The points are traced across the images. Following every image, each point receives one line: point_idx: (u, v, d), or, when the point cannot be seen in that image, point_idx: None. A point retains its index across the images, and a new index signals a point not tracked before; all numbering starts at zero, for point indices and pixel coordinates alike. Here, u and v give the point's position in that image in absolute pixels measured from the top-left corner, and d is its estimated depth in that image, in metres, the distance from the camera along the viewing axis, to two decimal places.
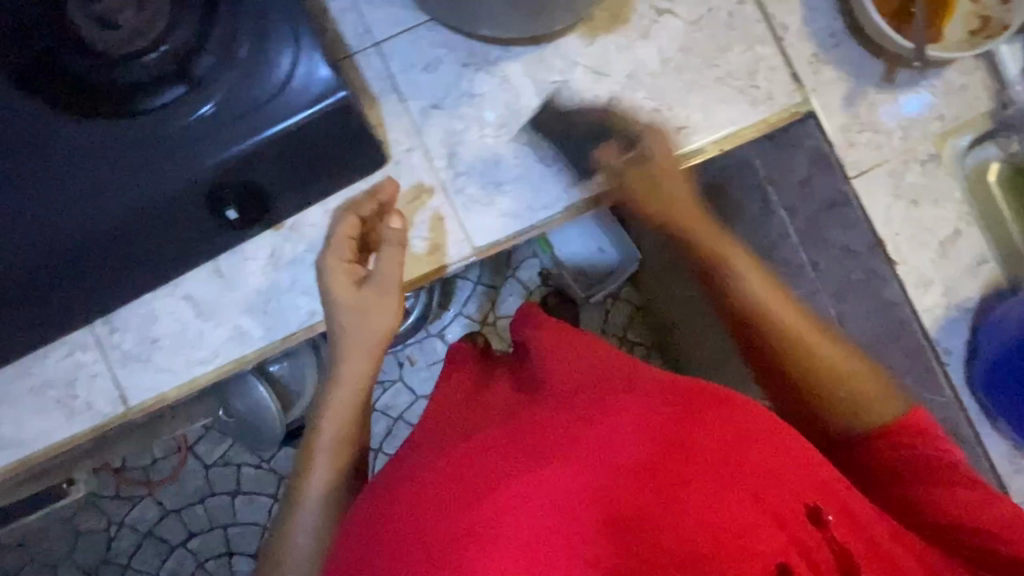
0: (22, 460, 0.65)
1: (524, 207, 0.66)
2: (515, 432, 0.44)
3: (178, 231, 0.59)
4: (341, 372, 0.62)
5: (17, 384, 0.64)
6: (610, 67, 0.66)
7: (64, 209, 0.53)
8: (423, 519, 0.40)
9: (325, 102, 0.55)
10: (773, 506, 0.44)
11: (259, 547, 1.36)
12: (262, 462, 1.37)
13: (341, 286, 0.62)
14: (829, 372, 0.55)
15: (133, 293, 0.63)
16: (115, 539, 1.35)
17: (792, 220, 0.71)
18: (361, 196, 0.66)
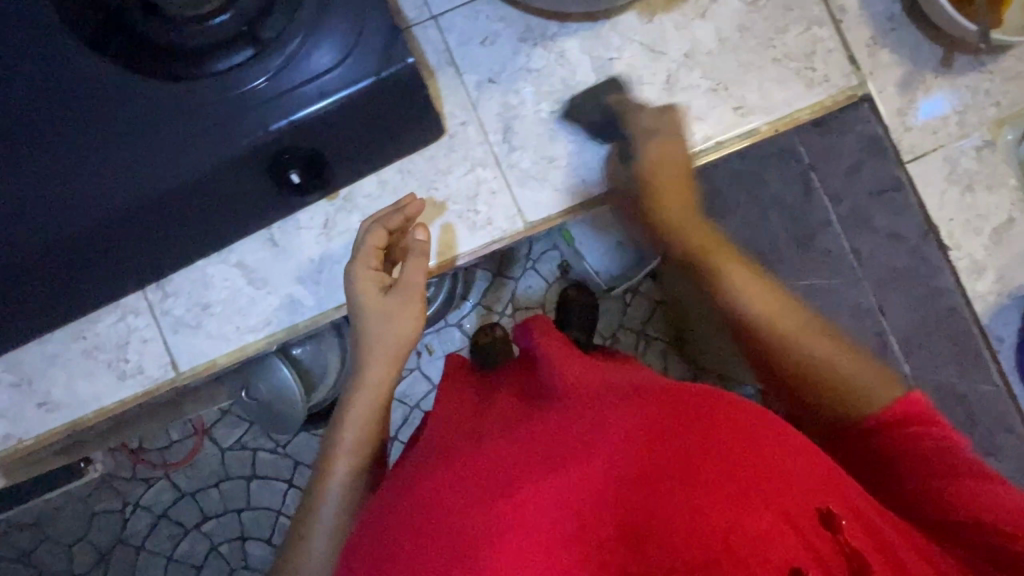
0: (71, 424, 0.65)
1: (576, 183, 0.67)
2: (507, 448, 0.46)
3: (239, 194, 0.60)
4: (365, 376, 0.63)
5: (70, 347, 0.65)
6: (667, 46, 0.67)
7: (130, 170, 0.54)
8: (433, 522, 0.43)
9: (393, 66, 0.55)
10: (786, 507, 0.42)
11: (274, 532, 1.36)
12: (278, 446, 1.37)
13: (368, 296, 0.62)
14: (844, 367, 0.53)
15: (189, 257, 0.64)
16: (130, 520, 1.36)
17: (836, 206, 0.70)
18: (388, 210, 0.64)
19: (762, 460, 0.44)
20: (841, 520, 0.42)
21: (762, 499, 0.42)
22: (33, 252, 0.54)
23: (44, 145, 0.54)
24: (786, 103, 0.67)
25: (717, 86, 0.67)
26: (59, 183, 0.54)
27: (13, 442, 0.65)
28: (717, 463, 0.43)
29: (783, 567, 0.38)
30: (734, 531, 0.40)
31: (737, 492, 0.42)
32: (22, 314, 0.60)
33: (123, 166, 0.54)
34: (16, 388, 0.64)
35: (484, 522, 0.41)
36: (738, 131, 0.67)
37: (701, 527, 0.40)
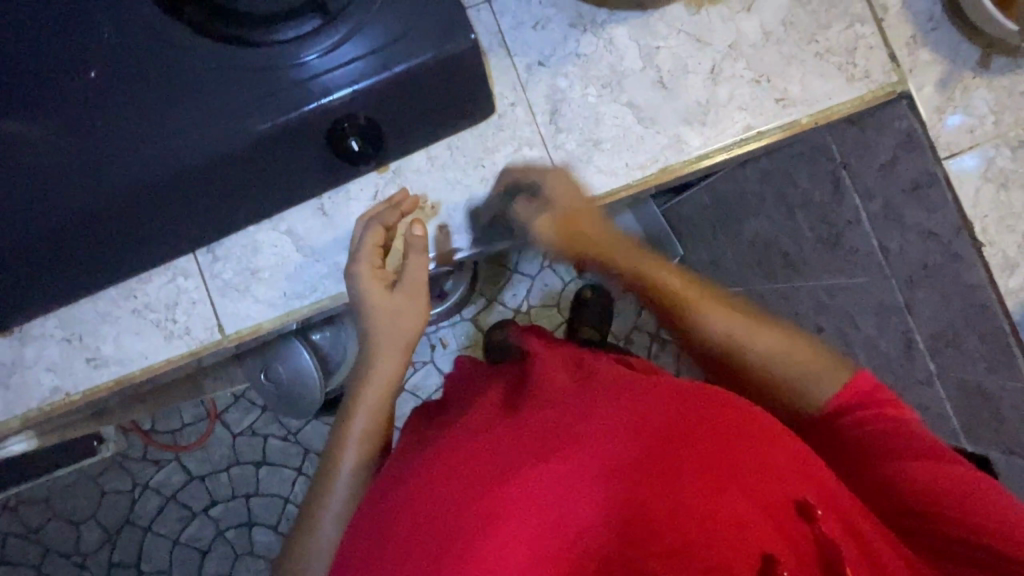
0: (115, 381, 0.67)
1: (619, 167, 0.68)
2: (507, 432, 0.46)
3: (296, 159, 0.61)
4: (374, 367, 0.63)
5: (121, 305, 0.67)
6: (713, 37, 0.69)
7: (189, 129, 0.55)
8: (432, 515, 0.43)
9: (452, 40, 0.56)
10: (764, 500, 0.46)
11: (281, 519, 1.36)
12: (289, 434, 1.37)
13: (373, 293, 0.63)
14: (798, 359, 0.60)
15: (241, 222, 0.66)
16: (139, 500, 1.36)
17: (867, 203, 0.76)
18: (382, 207, 0.65)
19: (743, 453, 0.47)
20: (816, 513, 0.46)
21: (742, 489, 0.45)
22: (91, 204, 0.55)
23: (110, 100, 0.55)
24: (827, 96, 0.68)
25: (760, 77, 0.68)
26: (126, 138, 0.55)
27: (60, 396, 0.66)
28: (706, 455, 0.46)
29: (760, 555, 0.42)
30: (719, 521, 0.43)
31: (722, 483, 0.45)
32: (78, 267, 0.61)
33: (186, 125, 0.55)
34: (67, 343, 0.66)
35: (488, 509, 0.42)
36: (780, 122, 0.68)
37: (691, 515, 0.43)
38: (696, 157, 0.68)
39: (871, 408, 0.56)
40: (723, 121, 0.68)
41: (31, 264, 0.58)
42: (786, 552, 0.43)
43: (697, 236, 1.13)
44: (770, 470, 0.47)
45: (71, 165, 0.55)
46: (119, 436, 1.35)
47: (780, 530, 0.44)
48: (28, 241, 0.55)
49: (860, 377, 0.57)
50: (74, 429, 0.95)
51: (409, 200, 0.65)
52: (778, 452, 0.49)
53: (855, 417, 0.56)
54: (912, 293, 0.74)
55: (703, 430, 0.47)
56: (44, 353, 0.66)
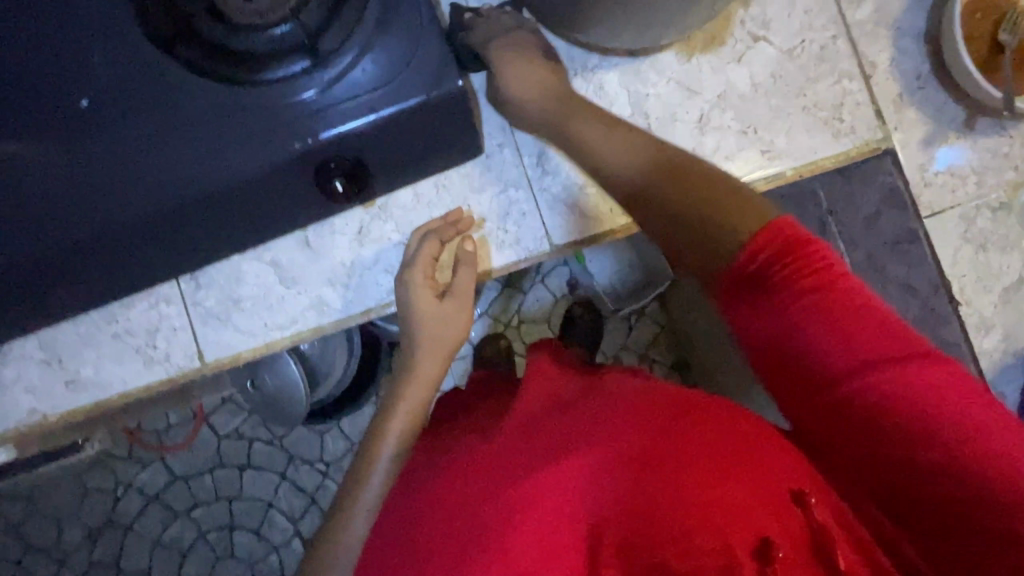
0: (95, 403, 0.67)
1: (605, 211, 0.68)
2: (501, 450, 0.48)
3: (281, 196, 0.61)
4: (418, 370, 0.65)
5: (102, 329, 0.67)
6: (702, 86, 0.69)
7: (173, 165, 0.55)
8: (444, 527, 0.45)
9: (441, 88, 0.56)
10: (776, 489, 0.41)
11: (264, 523, 1.36)
12: (274, 439, 1.37)
13: (427, 300, 0.65)
14: (712, 206, 0.47)
15: (225, 252, 0.66)
16: (120, 501, 1.36)
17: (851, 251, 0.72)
18: (437, 222, 0.67)
19: (744, 447, 0.44)
20: (812, 499, 0.40)
21: (743, 477, 0.41)
22: (71, 236, 0.56)
23: (97, 134, 0.55)
24: (812, 150, 0.69)
25: (747, 128, 0.69)
26: (110, 171, 0.55)
27: (37, 417, 0.66)
28: (698, 446, 0.43)
29: (758, 539, 0.37)
30: (712, 509, 0.39)
31: (723, 471, 0.41)
32: (59, 292, 0.62)
33: (170, 159, 0.55)
34: (47, 364, 0.66)
35: (479, 523, 0.43)
36: (765, 174, 0.69)
37: (680, 505, 0.39)
38: None
39: (793, 263, 0.42)
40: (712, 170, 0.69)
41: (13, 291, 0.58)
42: (782, 537, 0.38)
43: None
44: (794, 468, 0.43)
45: (54, 199, 0.55)
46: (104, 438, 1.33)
47: (783, 520, 0.39)
48: (9, 271, 0.56)
49: (775, 225, 0.43)
50: (55, 439, 0.96)
51: (463, 217, 0.68)
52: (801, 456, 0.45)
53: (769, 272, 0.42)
54: None
55: (711, 428, 0.45)
56: (23, 374, 0.66)
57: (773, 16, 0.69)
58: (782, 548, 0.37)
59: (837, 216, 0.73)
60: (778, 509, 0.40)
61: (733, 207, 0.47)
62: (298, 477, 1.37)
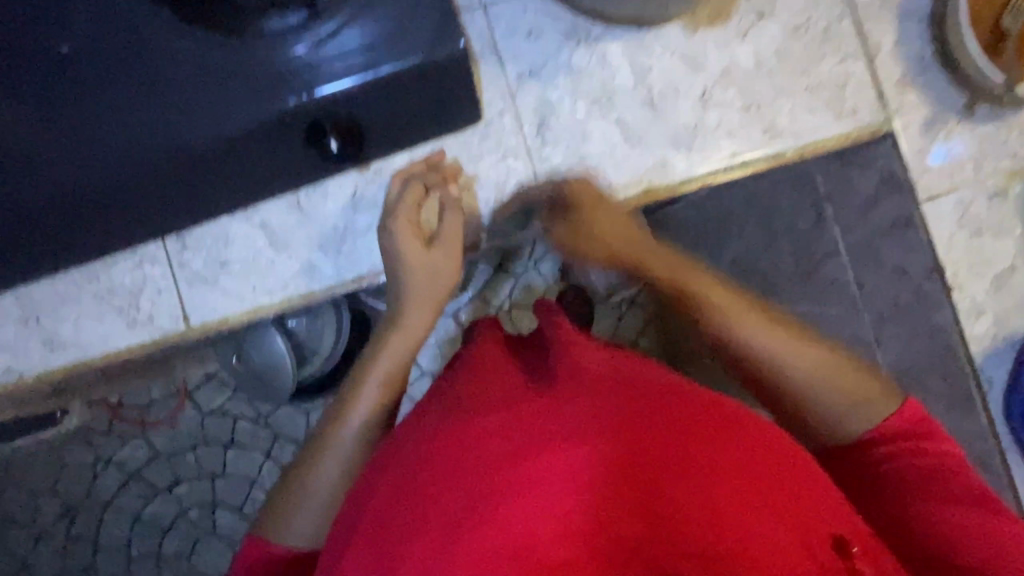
0: (75, 365, 0.65)
1: (603, 184, 0.68)
2: (536, 411, 0.46)
3: (272, 155, 0.59)
4: (405, 316, 0.62)
5: (83, 288, 0.65)
6: (707, 61, 0.68)
7: (156, 118, 0.53)
8: (455, 491, 0.43)
9: (442, 50, 0.54)
10: (795, 521, 0.44)
11: (247, 502, 1.34)
12: (258, 417, 1.35)
13: (411, 247, 0.62)
14: (839, 389, 0.54)
15: (212, 211, 0.64)
16: (100, 476, 1.34)
17: (845, 237, 0.75)
18: (420, 167, 0.65)
19: (772, 476, 0.46)
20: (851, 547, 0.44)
21: (767, 507, 0.44)
22: (45, 188, 0.53)
23: (72, 79, 0.52)
24: (814, 130, 0.69)
25: (749, 106, 0.68)
26: (91, 121, 0.53)
27: (13, 377, 0.64)
28: (741, 474, 0.45)
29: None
30: (744, 536, 0.41)
31: (752, 499, 0.43)
32: (35, 248, 0.59)
33: (155, 111, 0.53)
34: (23, 324, 0.64)
35: (508, 490, 0.42)
36: (765, 152, 0.69)
37: (713, 526, 0.41)
38: (680, 180, 0.68)
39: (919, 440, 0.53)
40: (712, 147, 0.68)
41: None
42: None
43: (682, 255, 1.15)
44: (803, 495, 0.46)
45: (29, 147, 0.52)
46: (85, 410, 1.32)
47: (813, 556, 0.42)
48: None
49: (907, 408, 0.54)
50: (30, 406, 0.93)
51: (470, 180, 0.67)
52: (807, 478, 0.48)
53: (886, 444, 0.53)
54: (881, 329, 0.75)
55: (742, 449, 0.46)
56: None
57: None
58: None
59: (835, 205, 0.75)
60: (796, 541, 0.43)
61: (863, 385, 0.55)
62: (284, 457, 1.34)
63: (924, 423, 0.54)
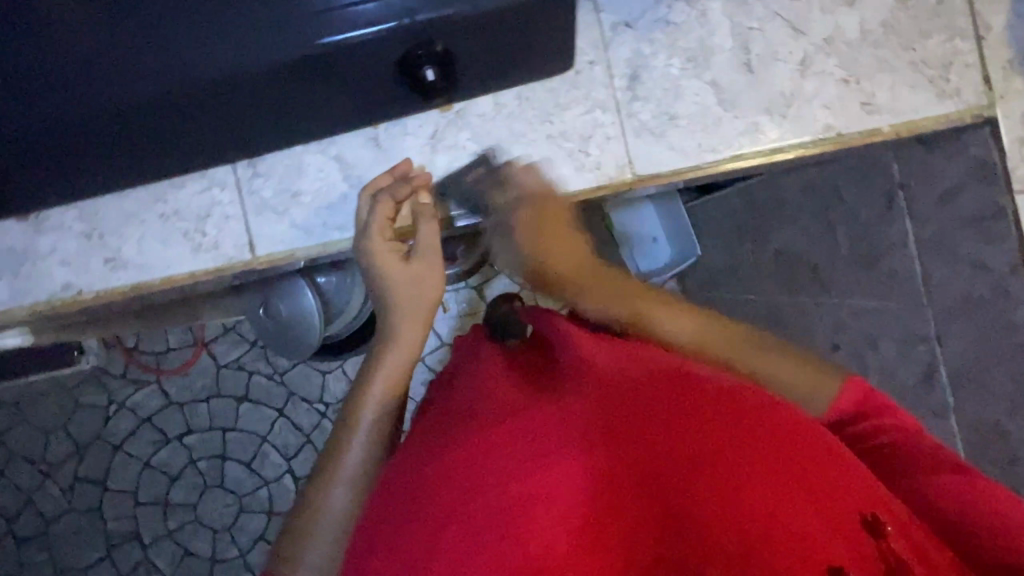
0: (134, 287, 0.63)
1: (692, 146, 0.65)
2: (528, 424, 0.45)
3: (360, 83, 0.57)
4: (397, 336, 0.59)
5: (149, 208, 0.62)
6: (809, 27, 0.65)
7: (241, 29, 0.49)
8: (456, 498, 0.43)
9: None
10: (831, 506, 0.40)
11: (258, 455, 1.33)
12: (274, 373, 1.33)
13: (391, 265, 0.60)
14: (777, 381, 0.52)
15: (288, 140, 0.62)
16: (113, 418, 1.33)
17: (912, 230, 0.78)
18: (386, 179, 0.61)
19: (798, 458, 0.42)
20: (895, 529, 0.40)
21: (794, 493, 0.40)
22: (117, 92, 0.50)
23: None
24: (914, 108, 0.66)
25: (849, 77, 0.66)
26: (169, 24, 0.49)
27: (72, 293, 0.62)
28: (763, 464, 0.41)
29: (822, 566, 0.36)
30: (764, 524, 0.38)
31: (777, 485, 0.40)
32: (99, 159, 0.56)
33: (240, 22, 0.49)
34: (86, 239, 0.62)
35: (510, 502, 0.42)
36: (861, 128, 0.66)
37: (729, 518, 0.39)
38: (772, 149, 0.66)
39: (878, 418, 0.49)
40: (805, 117, 0.66)
41: (45, 145, 0.52)
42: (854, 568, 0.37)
43: (726, 242, 1.15)
44: (839, 478, 0.42)
45: (98, 44, 0.49)
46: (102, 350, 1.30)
47: (852, 548, 0.38)
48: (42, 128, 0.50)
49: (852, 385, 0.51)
50: (56, 335, 0.89)
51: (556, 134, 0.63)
52: (840, 459, 0.44)
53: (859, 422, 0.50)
54: (946, 326, 0.76)
55: (760, 430, 0.43)
56: (59, 246, 0.62)
57: None
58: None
59: (907, 192, 0.79)
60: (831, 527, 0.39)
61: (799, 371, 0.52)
62: (296, 415, 1.33)
63: (875, 400, 0.50)
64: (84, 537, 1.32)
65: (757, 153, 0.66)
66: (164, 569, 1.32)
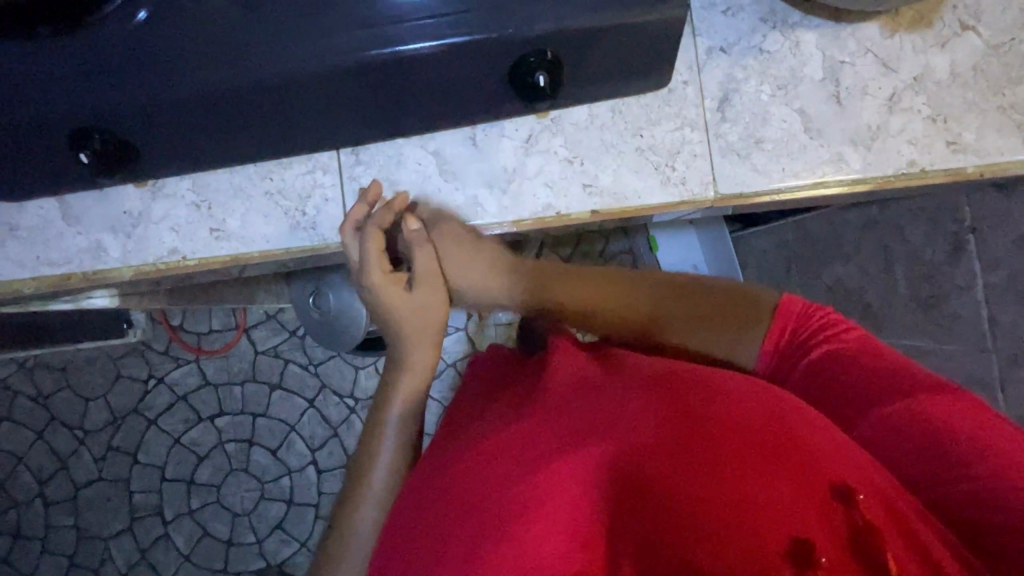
0: (233, 257, 0.67)
1: (776, 169, 0.67)
2: (522, 435, 0.48)
3: (472, 83, 0.60)
4: (409, 361, 0.68)
5: (256, 184, 0.66)
6: (900, 64, 0.67)
7: (374, 23, 0.54)
8: (465, 505, 0.46)
9: (656, 12, 0.56)
10: (803, 480, 0.43)
11: (285, 444, 1.34)
12: (310, 364, 1.35)
13: (394, 298, 0.68)
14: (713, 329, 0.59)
15: (394, 133, 0.65)
16: (150, 393, 1.34)
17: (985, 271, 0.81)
18: (362, 211, 0.64)
19: (765, 436, 0.45)
20: (862, 497, 0.42)
21: (769, 475, 0.43)
22: (255, 73, 0.54)
23: None
24: (1000, 150, 0.67)
25: (936, 116, 0.67)
26: (311, 18, 0.54)
27: (177, 258, 0.66)
28: (733, 451, 0.44)
29: (793, 538, 0.40)
30: (742, 507, 0.42)
31: (752, 469, 0.43)
32: (221, 134, 0.60)
33: (370, 19, 0.54)
34: (195, 208, 0.66)
35: (511, 501, 0.44)
36: (945, 166, 0.67)
37: (710, 505, 0.42)
38: (854, 179, 0.67)
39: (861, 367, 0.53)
40: (889, 152, 0.67)
41: (181, 115, 0.57)
42: (824, 537, 0.40)
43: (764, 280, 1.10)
44: (809, 454, 0.44)
45: (244, 31, 0.54)
46: (147, 325, 1.33)
47: (826, 518, 0.41)
48: (184, 100, 0.55)
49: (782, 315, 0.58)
50: (131, 299, 0.93)
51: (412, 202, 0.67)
52: (817, 438, 0.45)
53: (803, 359, 0.56)
54: None
55: (729, 415, 0.46)
56: (171, 213, 0.66)
57: (987, 7, 0.67)
58: (822, 546, 0.39)
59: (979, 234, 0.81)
60: (802, 500, 0.42)
61: (737, 315, 0.59)
62: (326, 407, 1.34)
63: (807, 322, 0.57)
64: (111, 508, 1.33)
65: (836, 180, 0.67)
66: (181, 548, 1.32)
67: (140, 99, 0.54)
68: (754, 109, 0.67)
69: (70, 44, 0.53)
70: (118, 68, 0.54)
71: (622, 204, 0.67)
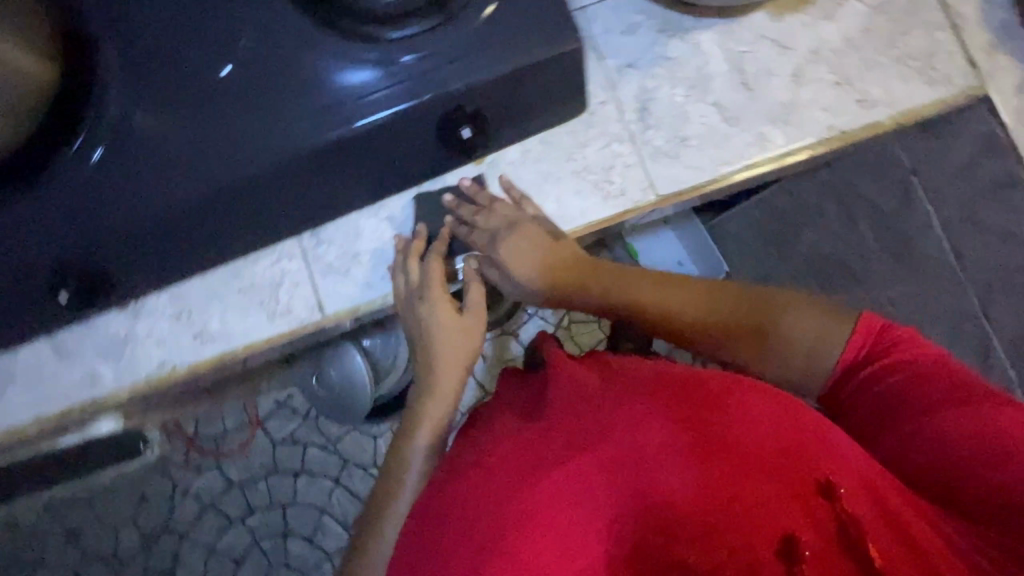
0: (224, 357, 0.70)
1: (708, 161, 0.71)
2: (534, 443, 0.49)
3: (405, 148, 0.64)
4: (438, 385, 0.67)
5: (230, 284, 0.70)
6: (795, 42, 0.72)
7: (300, 117, 0.59)
8: (469, 517, 0.47)
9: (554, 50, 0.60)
10: (789, 484, 0.45)
11: (319, 529, 1.33)
12: (328, 443, 1.35)
13: (444, 316, 0.68)
14: (796, 334, 0.57)
15: (348, 208, 0.69)
16: (177, 506, 1.34)
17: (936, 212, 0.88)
18: (421, 243, 0.69)
19: (761, 444, 0.47)
20: (841, 491, 0.45)
21: (757, 477, 0.45)
22: (205, 185, 0.59)
23: (232, 95, 0.59)
24: (908, 97, 0.71)
25: (841, 80, 0.71)
26: (246, 125, 0.59)
27: (168, 369, 0.69)
28: (728, 454, 0.45)
29: (774, 534, 0.42)
30: (728, 508, 0.44)
31: (742, 470, 0.45)
32: (186, 246, 0.64)
33: (296, 114, 0.59)
34: (176, 319, 0.69)
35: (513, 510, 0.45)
36: (863, 124, 0.71)
37: (700, 506, 0.44)
38: (781, 154, 0.71)
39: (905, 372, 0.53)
40: (808, 122, 0.71)
41: (146, 237, 0.61)
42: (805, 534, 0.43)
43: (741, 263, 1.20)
44: (796, 456, 0.47)
45: (187, 150, 0.59)
46: (163, 440, 1.35)
47: (809, 517, 0.44)
48: (143, 224, 0.59)
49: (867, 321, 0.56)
50: (136, 417, 0.95)
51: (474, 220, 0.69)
52: (804, 440, 0.48)
53: (879, 372, 0.54)
54: None
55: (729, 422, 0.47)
56: (154, 328, 0.69)
57: None
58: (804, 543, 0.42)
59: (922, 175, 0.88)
60: (786, 501, 0.44)
61: (816, 320, 0.57)
62: (352, 483, 1.34)
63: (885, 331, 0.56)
64: None
65: (766, 159, 0.71)
66: None
67: (104, 232, 0.59)
68: (673, 112, 0.71)
69: (35, 199, 0.58)
70: (81, 209, 0.58)
71: (571, 224, 0.70)
